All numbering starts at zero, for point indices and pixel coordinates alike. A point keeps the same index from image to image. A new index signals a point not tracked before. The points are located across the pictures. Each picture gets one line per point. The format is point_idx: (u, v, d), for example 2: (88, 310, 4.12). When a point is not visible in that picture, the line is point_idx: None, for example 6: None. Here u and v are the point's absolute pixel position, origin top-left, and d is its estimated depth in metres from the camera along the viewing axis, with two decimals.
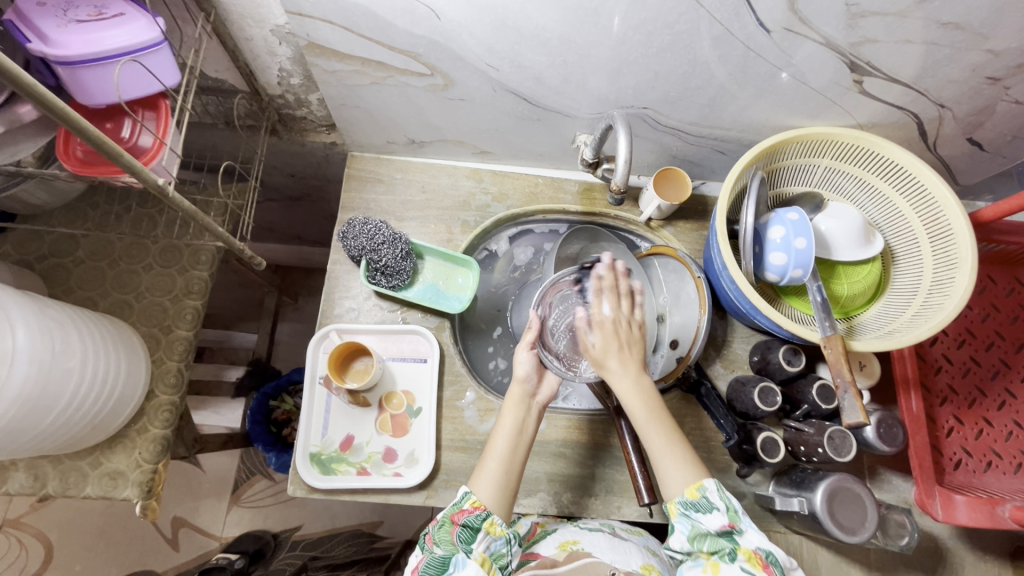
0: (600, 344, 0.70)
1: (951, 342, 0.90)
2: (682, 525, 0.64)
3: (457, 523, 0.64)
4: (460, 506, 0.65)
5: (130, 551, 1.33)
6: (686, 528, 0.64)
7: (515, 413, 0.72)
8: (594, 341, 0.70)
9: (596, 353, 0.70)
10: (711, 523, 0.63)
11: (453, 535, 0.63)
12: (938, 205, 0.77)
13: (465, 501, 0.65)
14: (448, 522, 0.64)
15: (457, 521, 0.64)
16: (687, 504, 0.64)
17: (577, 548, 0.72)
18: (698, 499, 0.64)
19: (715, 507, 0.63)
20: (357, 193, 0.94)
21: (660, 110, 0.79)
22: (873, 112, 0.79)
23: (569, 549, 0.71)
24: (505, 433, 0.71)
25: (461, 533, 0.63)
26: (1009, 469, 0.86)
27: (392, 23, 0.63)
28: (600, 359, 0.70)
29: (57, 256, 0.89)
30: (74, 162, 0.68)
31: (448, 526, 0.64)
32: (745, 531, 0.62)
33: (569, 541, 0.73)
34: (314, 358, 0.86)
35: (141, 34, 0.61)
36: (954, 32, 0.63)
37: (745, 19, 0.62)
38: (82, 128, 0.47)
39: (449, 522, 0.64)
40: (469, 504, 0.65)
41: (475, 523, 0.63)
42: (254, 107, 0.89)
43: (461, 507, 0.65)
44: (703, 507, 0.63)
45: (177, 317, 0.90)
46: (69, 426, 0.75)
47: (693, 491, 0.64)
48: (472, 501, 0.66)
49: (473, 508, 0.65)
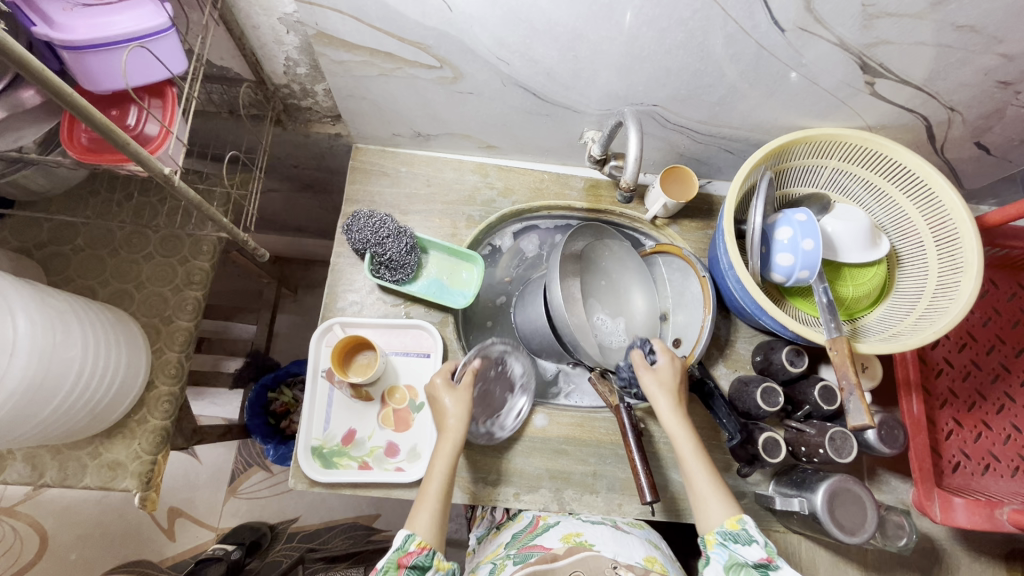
0: (669, 367, 0.77)
1: (952, 345, 0.90)
2: (719, 555, 0.65)
3: (404, 566, 0.62)
4: (404, 549, 0.63)
5: (126, 540, 1.32)
6: (722, 558, 0.64)
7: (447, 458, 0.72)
8: (660, 364, 0.77)
9: (663, 375, 0.76)
10: (750, 555, 0.63)
11: None
12: (945, 209, 0.77)
13: (409, 543, 0.63)
14: (394, 565, 0.62)
15: (404, 565, 0.62)
16: (725, 535, 0.65)
17: (581, 541, 0.72)
18: (738, 530, 0.65)
19: (755, 540, 0.63)
20: (362, 185, 0.93)
21: (670, 108, 0.79)
22: (882, 114, 0.79)
23: (572, 542, 0.72)
24: (440, 473, 0.70)
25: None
26: (1006, 472, 0.87)
27: (404, 14, 0.62)
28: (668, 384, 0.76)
29: (56, 244, 0.88)
30: (78, 149, 0.67)
31: (394, 570, 0.61)
32: (782, 567, 0.62)
33: (572, 533, 0.74)
34: (317, 351, 0.85)
35: (149, 19, 0.60)
36: (968, 35, 0.63)
37: (759, 17, 0.61)
38: (89, 114, 0.46)
39: (393, 567, 0.62)
40: (415, 546, 0.63)
41: (425, 563, 0.62)
42: (258, 97, 0.88)
43: (405, 550, 0.63)
44: (743, 539, 0.64)
45: (178, 307, 0.89)
46: (68, 415, 0.75)
47: (733, 523, 0.65)
48: (416, 543, 0.64)
49: (419, 549, 0.63)
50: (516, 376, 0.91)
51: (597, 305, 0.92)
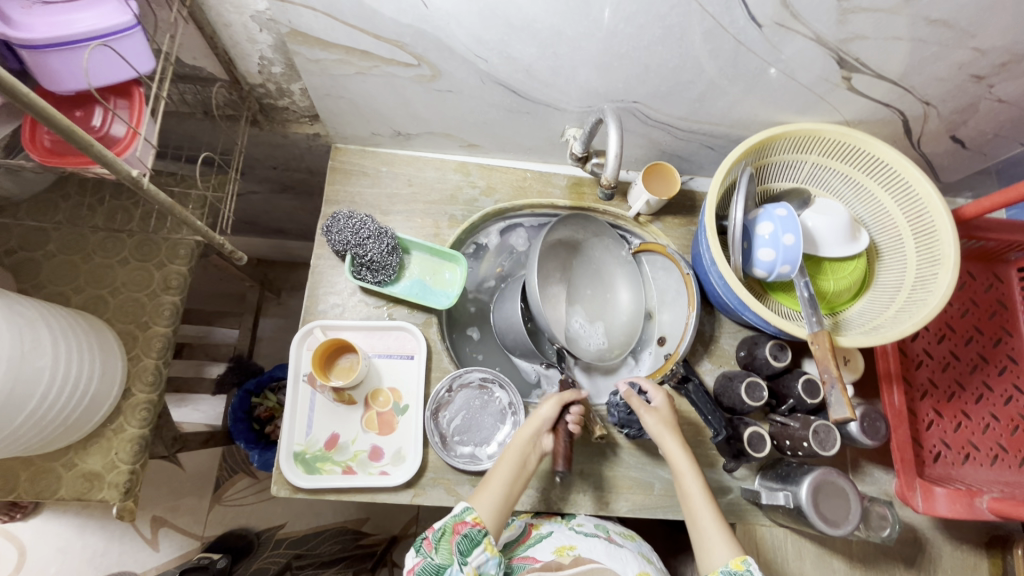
0: (667, 405, 0.78)
1: (931, 337, 0.91)
2: None
3: (458, 533, 0.65)
4: (461, 517, 0.66)
5: (108, 551, 1.29)
6: None
7: (522, 449, 0.73)
8: (657, 403, 0.78)
9: (663, 413, 0.77)
10: None
11: (453, 544, 0.65)
12: (923, 202, 0.78)
13: (466, 514, 0.66)
14: (448, 531, 0.66)
15: (457, 531, 0.65)
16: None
17: (577, 553, 0.75)
18: (742, 572, 0.63)
19: None
20: (342, 186, 0.92)
21: (651, 105, 0.79)
22: (860, 109, 0.79)
23: (570, 554, 0.74)
24: (511, 462, 0.72)
25: (461, 543, 0.65)
26: (985, 460, 0.88)
27: (378, 11, 0.61)
28: (666, 417, 0.77)
29: (25, 250, 0.85)
30: (41, 152, 0.65)
31: (449, 535, 0.65)
32: None
33: (565, 546, 0.76)
34: (298, 355, 0.84)
35: (112, 17, 0.58)
36: (941, 30, 0.64)
37: (736, 12, 0.61)
38: (52, 117, 0.45)
39: (449, 531, 0.66)
40: (471, 519, 0.66)
41: (476, 536, 0.65)
42: (233, 96, 0.86)
43: (461, 519, 0.66)
44: None
45: (155, 313, 0.87)
46: (39, 426, 0.73)
47: (738, 563, 0.64)
48: (473, 516, 0.66)
49: (474, 522, 0.66)
50: (504, 404, 0.88)
51: (571, 296, 0.93)
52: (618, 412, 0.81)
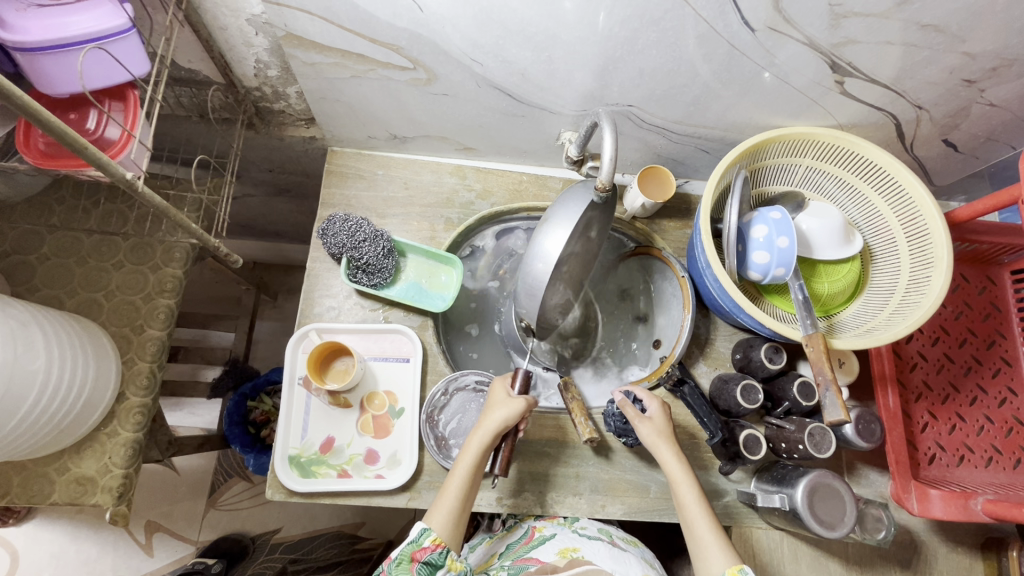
0: (661, 414, 0.77)
1: (926, 340, 0.92)
2: None
3: (417, 560, 0.65)
4: (419, 543, 0.66)
5: (101, 557, 1.28)
6: None
7: (472, 458, 0.71)
8: (652, 412, 0.78)
9: (658, 422, 0.77)
10: None
11: (413, 571, 0.64)
12: (916, 205, 0.79)
13: (425, 539, 0.66)
14: (407, 559, 0.65)
15: (416, 559, 0.65)
16: None
17: (578, 556, 0.73)
18: None
19: None
20: (338, 189, 0.92)
21: (646, 109, 0.79)
22: (853, 113, 0.80)
23: (569, 557, 0.73)
24: (463, 471, 0.70)
25: (421, 571, 0.64)
26: (980, 462, 0.89)
27: (374, 14, 0.62)
28: (660, 426, 0.76)
29: (20, 254, 0.85)
30: (36, 155, 0.65)
31: (407, 563, 0.64)
32: None
33: (569, 548, 0.75)
34: (293, 358, 0.84)
35: (108, 20, 0.58)
36: (933, 35, 0.64)
37: (730, 17, 0.61)
38: (42, 118, 0.44)
39: (407, 560, 0.65)
40: (429, 542, 0.65)
41: (437, 561, 0.65)
42: (229, 99, 0.86)
43: (421, 545, 0.65)
44: None
45: (149, 316, 0.87)
46: (31, 430, 0.72)
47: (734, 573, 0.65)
48: (432, 539, 0.66)
49: (433, 546, 0.65)
50: None
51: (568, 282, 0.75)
52: (613, 421, 0.81)
